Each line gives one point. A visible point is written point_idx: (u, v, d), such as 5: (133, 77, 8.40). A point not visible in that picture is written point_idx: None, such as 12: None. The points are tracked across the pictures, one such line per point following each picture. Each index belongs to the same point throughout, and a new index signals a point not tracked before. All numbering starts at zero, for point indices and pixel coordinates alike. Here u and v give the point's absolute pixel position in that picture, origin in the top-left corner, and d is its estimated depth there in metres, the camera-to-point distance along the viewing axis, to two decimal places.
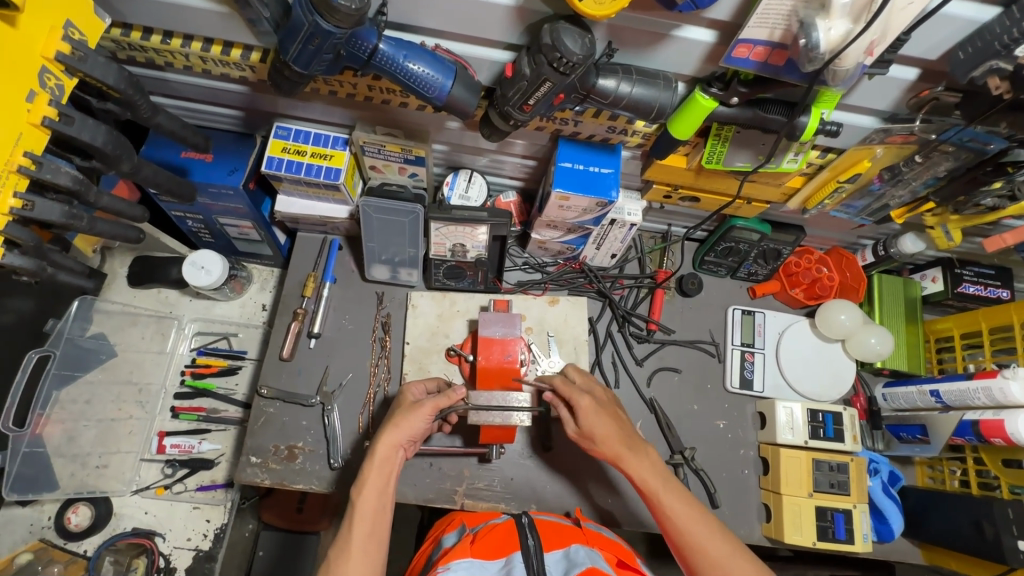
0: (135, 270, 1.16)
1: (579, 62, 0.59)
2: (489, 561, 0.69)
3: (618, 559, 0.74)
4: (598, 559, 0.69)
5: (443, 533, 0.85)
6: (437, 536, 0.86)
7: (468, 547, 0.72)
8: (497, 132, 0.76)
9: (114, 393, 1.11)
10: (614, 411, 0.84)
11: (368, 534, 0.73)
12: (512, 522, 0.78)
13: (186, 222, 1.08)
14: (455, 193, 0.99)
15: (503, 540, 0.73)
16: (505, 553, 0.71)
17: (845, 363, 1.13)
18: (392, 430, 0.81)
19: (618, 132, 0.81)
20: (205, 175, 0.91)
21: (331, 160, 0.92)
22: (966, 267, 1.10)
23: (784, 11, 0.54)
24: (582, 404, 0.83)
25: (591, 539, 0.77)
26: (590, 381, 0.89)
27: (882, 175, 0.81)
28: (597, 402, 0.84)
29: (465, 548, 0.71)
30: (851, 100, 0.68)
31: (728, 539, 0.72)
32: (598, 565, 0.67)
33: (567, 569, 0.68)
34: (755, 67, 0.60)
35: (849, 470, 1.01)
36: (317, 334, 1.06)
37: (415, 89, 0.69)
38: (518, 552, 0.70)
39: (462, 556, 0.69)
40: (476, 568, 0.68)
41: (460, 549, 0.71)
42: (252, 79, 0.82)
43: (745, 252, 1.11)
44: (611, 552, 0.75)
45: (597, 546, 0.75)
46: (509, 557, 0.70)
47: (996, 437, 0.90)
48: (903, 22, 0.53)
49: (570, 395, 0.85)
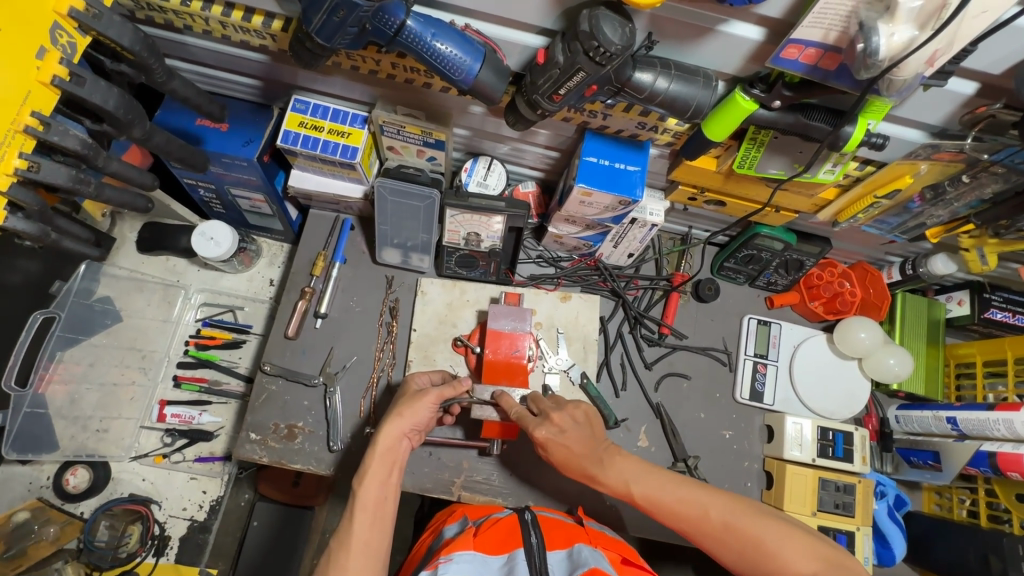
0: (145, 236, 1.15)
1: (618, 52, 0.56)
2: (492, 556, 0.68)
3: (622, 557, 0.72)
4: (601, 559, 0.67)
5: (444, 524, 0.84)
6: (438, 527, 0.86)
7: (471, 539, 0.71)
8: (523, 120, 0.72)
9: (118, 358, 1.11)
10: (585, 426, 0.83)
11: (372, 520, 0.73)
12: (515, 517, 0.77)
13: (198, 191, 1.06)
14: (473, 180, 0.96)
15: (506, 535, 0.72)
16: (507, 549, 0.70)
17: (860, 383, 1.09)
18: (397, 415, 0.81)
19: (649, 128, 0.78)
20: (220, 144, 0.89)
21: (348, 138, 0.89)
22: (996, 293, 1.06)
23: (842, 12, 0.50)
24: (541, 435, 0.81)
25: (594, 538, 0.75)
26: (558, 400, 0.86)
27: (923, 193, 0.77)
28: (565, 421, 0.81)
29: (467, 539, 0.70)
30: (899, 111, 0.64)
31: (722, 504, 0.72)
32: (601, 566, 0.65)
33: (569, 569, 0.66)
34: (804, 70, 0.56)
35: (855, 492, 0.99)
36: (324, 315, 1.05)
37: (442, 71, 0.66)
38: (520, 550, 0.69)
39: (465, 548, 0.68)
40: (478, 563, 0.67)
41: (462, 540, 0.70)
42: (273, 48, 0.79)
43: (767, 260, 1.07)
44: (615, 551, 0.73)
45: (601, 545, 0.73)
46: (511, 553, 0.69)
47: (1013, 471, 0.88)
48: (974, 31, 0.49)
49: (542, 421, 0.82)
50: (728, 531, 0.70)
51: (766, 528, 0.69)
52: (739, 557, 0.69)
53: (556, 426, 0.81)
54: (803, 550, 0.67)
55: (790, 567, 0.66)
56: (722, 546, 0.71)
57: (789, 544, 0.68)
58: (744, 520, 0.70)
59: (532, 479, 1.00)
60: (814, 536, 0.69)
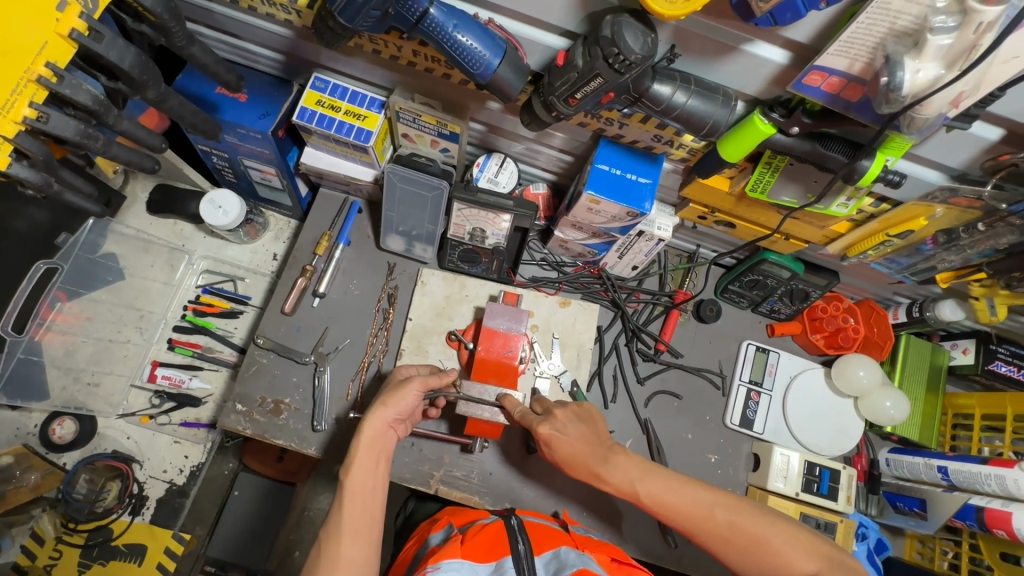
0: (155, 198, 1.17)
1: (638, 62, 0.56)
2: (480, 563, 0.66)
3: (611, 556, 0.71)
4: (588, 561, 0.67)
5: (429, 532, 0.82)
6: (423, 536, 0.83)
7: (458, 547, 0.68)
8: (537, 121, 0.71)
9: (116, 316, 1.12)
10: (581, 427, 0.79)
11: (362, 507, 0.72)
12: (500, 522, 0.75)
13: (211, 158, 1.06)
14: (484, 176, 0.96)
15: (493, 542, 0.70)
16: (496, 556, 0.68)
17: (854, 421, 1.08)
18: (380, 406, 0.80)
19: (664, 142, 0.77)
20: (237, 114, 0.90)
21: (364, 121, 0.89)
22: (1002, 345, 1.04)
23: (869, 43, 0.49)
24: (544, 432, 0.79)
25: (581, 543, 0.75)
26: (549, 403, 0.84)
27: (936, 237, 0.75)
28: (558, 427, 0.79)
29: (455, 547, 0.68)
30: (920, 150, 0.63)
31: (727, 504, 0.70)
32: (590, 567, 0.65)
33: (556, 569, 0.66)
34: (825, 98, 0.56)
35: (836, 530, 0.96)
36: (322, 294, 1.05)
37: (460, 63, 0.65)
38: (509, 557, 0.67)
39: (452, 556, 0.66)
40: (466, 571, 0.64)
41: (449, 549, 0.67)
42: (297, 25, 0.79)
43: (772, 287, 1.06)
44: (604, 551, 0.72)
45: (590, 548, 0.72)
46: (499, 561, 0.67)
47: (999, 528, 0.86)
48: (1002, 76, 0.48)
49: (532, 425, 0.81)
50: (732, 531, 0.68)
51: (772, 529, 0.68)
52: (743, 557, 0.68)
53: (558, 421, 0.79)
54: (804, 549, 0.66)
55: (792, 566, 0.65)
56: (727, 547, 0.68)
57: (793, 545, 0.66)
58: (746, 517, 0.69)
59: (511, 480, 1.00)
60: (815, 535, 0.68)
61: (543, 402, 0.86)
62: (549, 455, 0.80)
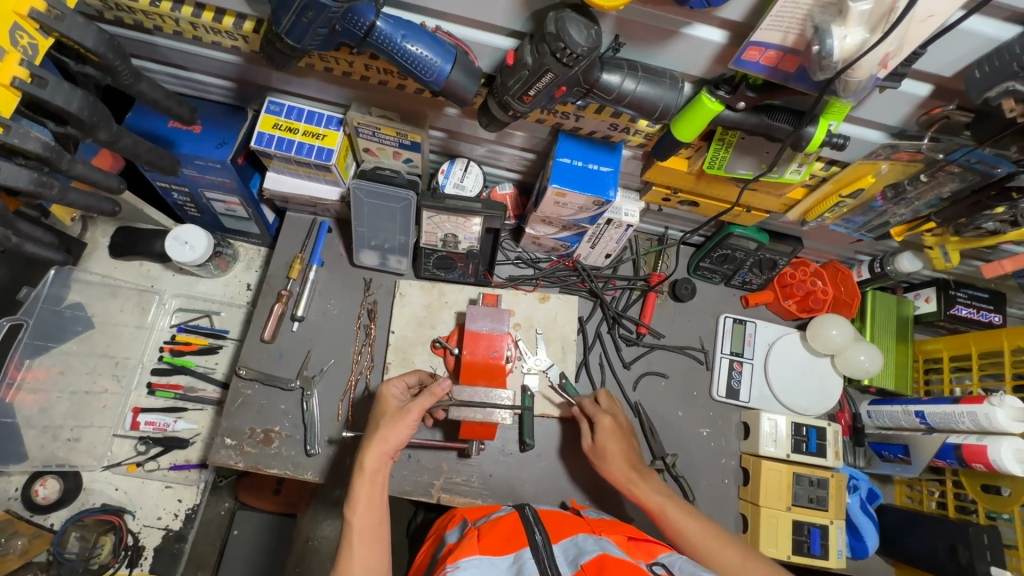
0: (117, 241, 1.14)
1: (585, 54, 0.58)
2: (499, 558, 0.66)
3: (628, 536, 0.72)
4: (607, 545, 0.67)
5: (444, 530, 0.82)
6: (439, 534, 0.83)
7: (475, 543, 0.69)
8: (495, 122, 0.73)
9: (90, 365, 1.09)
10: (629, 437, 0.92)
11: (369, 546, 0.73)
12: (515, 514, 0.75)
13: (172, 194, 1.05)
14: (450, 182, 0.97)
15: (510, 534, 0.70)
16: (513, 549, 0.68)
17: (833, 379, 1.12)
18: (371, 438, 0.79)
19: (620, 130, 0.79)
20: (194, 146, 0.89)
21: (323, 140, 0.89)
22: (960, 290, 1.10)
23: (798, 15, 0.52)
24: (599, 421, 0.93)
25: (597, 528, 0.75)
26: (614, 405, 0.97)
27: (885, 193, 0.79)
28: (616, 424, 0.93)
29: (472, 544, 0.68)
30: (859, 112, 0.66)
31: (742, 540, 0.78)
32: (610, 552, 0.65)
33: (575, 559, 0.66)
34: (766, 72, 0.58)
35: (828, 486, 1.01)
36: (301, 318, 1.04)
37: (413, 72, 0.66)
38: (527, 549, 0.67)
39: (470, 553, 0.66)
40: (486, 566, 0.65)
41: (467, 546, 0.68)
42: (245, 50, 0.79)
43: (741, 260, 1.10)
44: (620, 532, 0.73)
45: (606, 533, 0.73)
46: (518, 553, 0.67)
47: (977, 462, 0.90)
48: (921, 35, 0.51)
49: (591, 412, 0.94)
50: (743, 561, 0.75)
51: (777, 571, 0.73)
52: None
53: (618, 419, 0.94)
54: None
55: None
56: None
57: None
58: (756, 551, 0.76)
59: (511, 479, 1.01)
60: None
61: (608, 398, 0.98)
62: (586, 444, 0.94)
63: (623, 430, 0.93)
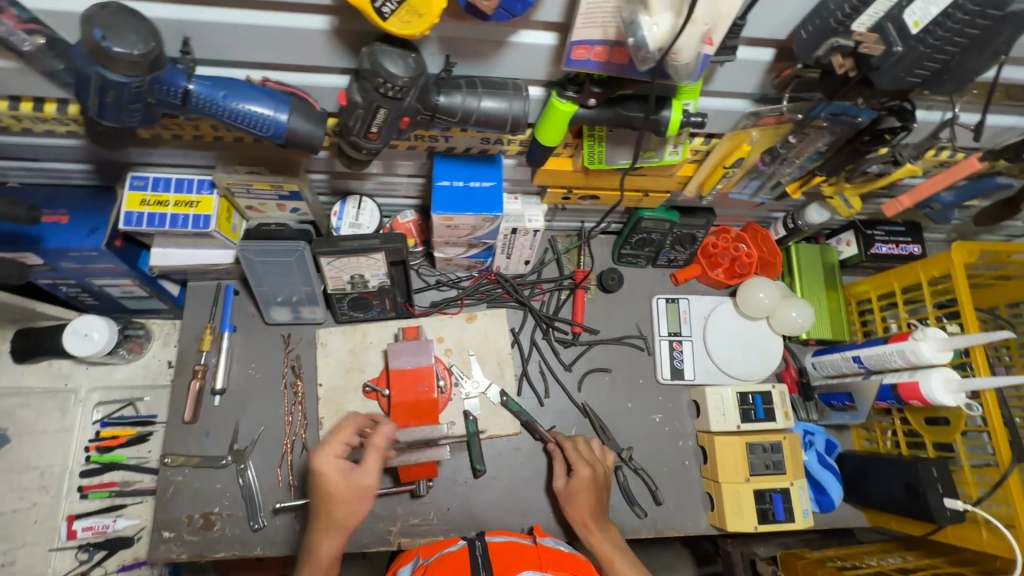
0: (17, 346, 1.05)
1: (407, 84, 0.55)
2: None
3: None
4: None
5: (399, 567, 0.80)
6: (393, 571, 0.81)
7: None
8: (355, 161, 0.69)
9: (12, 484, 1.00)
10: (601, 490, 0.92)
11: None
12: (464, 551, 0.71)
13: (60, 288, 0.99)
14: (344, 223, 0.93)
15: None
16: None
17: (773, 339, 1.12)
18: (327, 523, 0.76)
19: (493, 142, 0.76)
20: (62, 239, 0.83)
21: (197, 207, 0.85)
22: (875, 228, 1.11)
23: (608, 10, 0.50)
24: (580, 473, 0.92)
25: (546, 564, 0.69)
26: (595, 454, 0.97)
27: (764, 158, 0.79)
28: (595, 475, 0.92)
29: None
30: (714, 86, 0.65)
31: None
32: None
33: None
34: (600, 68, 0.56)
35: (782, 449, 1.00)
36: (221, 390, 0.99)
37: (247, 130, 0.62)
38: None
39: None
40: None
41: None
42: (82, 132, 0.74)
43: (660, 240, 1.09)
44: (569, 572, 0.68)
45: (552, 569, 0.68)
46: None
47: (914, 399, 0.91)
48: (733, 6, 0.49)
49: (574, 459, 0.94)
50: None
51: None
52: None
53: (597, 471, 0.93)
54: None
55: None
56: None
57: None
58: None
59: (471, 509, 0.98)
60: None
61: (591, 445, 0.98)
62: (559, 483, 0.95)
63: (601, 483, 0.92)
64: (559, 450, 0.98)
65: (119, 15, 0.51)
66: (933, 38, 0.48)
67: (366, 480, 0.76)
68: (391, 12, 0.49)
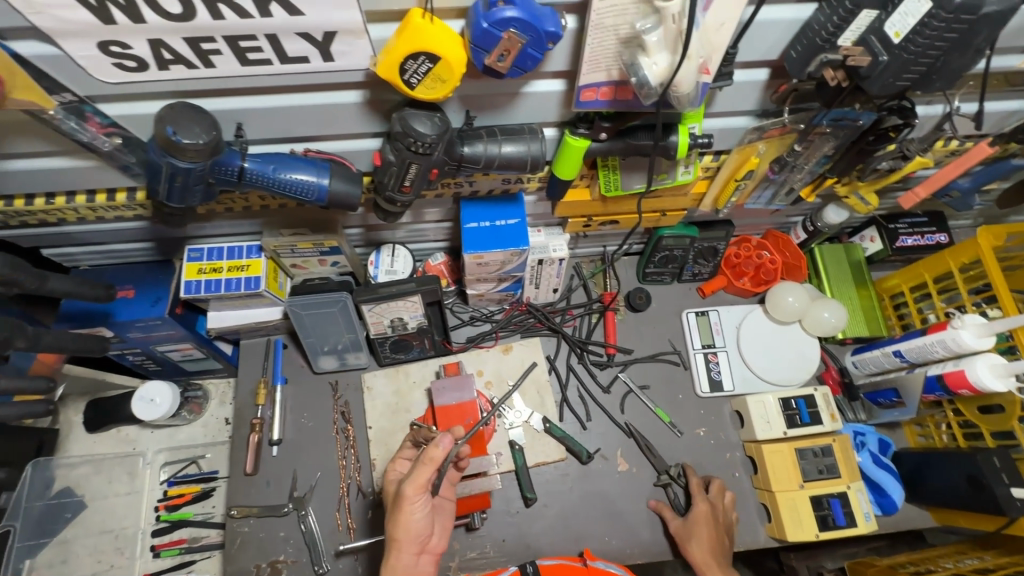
0: (90, 416, 1.15)
1: (435, 141, 0.61)
2: None
3: None
4: None
5: None
6: None
7: None
8: (391, 214, 0.76)
9: (93, 545, 1.10)
10: (716, 528, 0.93)
11: None
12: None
13: (127, 357, 1.07)
14: (381, 271, 0.99)
15: None
16: None
17: (808, 342, 1.12)
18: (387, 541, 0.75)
19: (514, 182, 0.82)
20: (128, 312, 0.91)
21: (248, 270, 0.92)
22: (897, 222, 1.11)
23: (610, 55, 0.55)
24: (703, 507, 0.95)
25: None
26: (721, 497, 0.99)
27: (773, 168, 0.82)
28: (711, 510, 0.95)
29: None
30: (716, 108, 0.69)
31: None
32: None
33: None
34: (608, 105, 0.61)
35: (834, 452, 0.99)
36: (278, 441, 1.04)
37: (295, 197, 0.69)
38: None
39: None
40: None
41: None
42: (147, 215, 0.82)
43: (682, 256, 1.11)
44: None
45: None
46: None
47: (963, 388, 0.89)
48: (724, 40, 0.54)
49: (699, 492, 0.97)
50: None
51: None
52: None
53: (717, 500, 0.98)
54: None
55: None
56: None
57: None
58: None
59: (526, 539, 0.99)
60: None
61: (719, 488, 0.99)
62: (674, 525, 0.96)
63: (718, 520, 0.95)
64: (659, 505, 1.00)
65: (183, 112, 0.58)
66: (914, 46, 0.51)
67: (407, 490, 0.74)
68: (418, 81, 0.55)
